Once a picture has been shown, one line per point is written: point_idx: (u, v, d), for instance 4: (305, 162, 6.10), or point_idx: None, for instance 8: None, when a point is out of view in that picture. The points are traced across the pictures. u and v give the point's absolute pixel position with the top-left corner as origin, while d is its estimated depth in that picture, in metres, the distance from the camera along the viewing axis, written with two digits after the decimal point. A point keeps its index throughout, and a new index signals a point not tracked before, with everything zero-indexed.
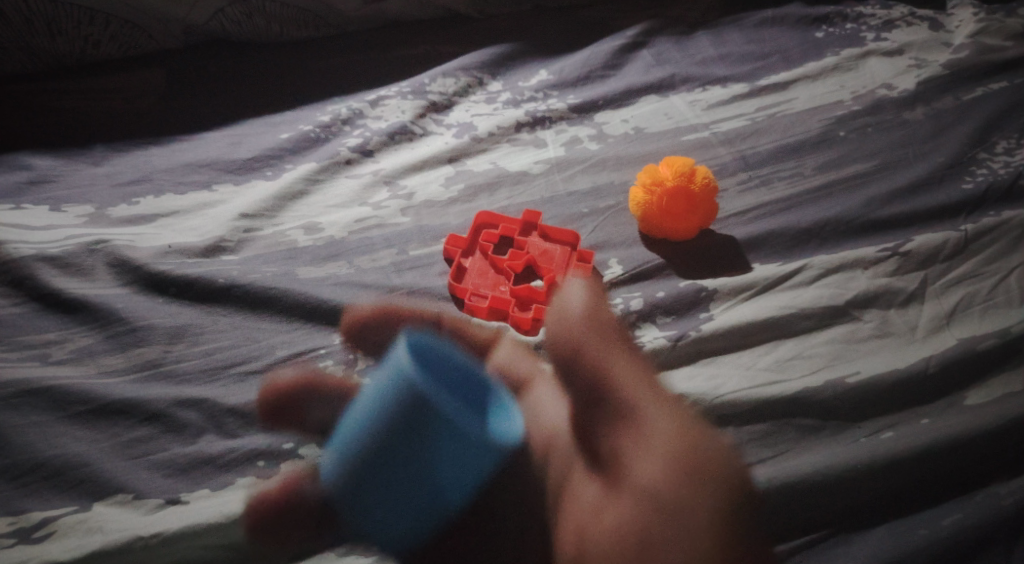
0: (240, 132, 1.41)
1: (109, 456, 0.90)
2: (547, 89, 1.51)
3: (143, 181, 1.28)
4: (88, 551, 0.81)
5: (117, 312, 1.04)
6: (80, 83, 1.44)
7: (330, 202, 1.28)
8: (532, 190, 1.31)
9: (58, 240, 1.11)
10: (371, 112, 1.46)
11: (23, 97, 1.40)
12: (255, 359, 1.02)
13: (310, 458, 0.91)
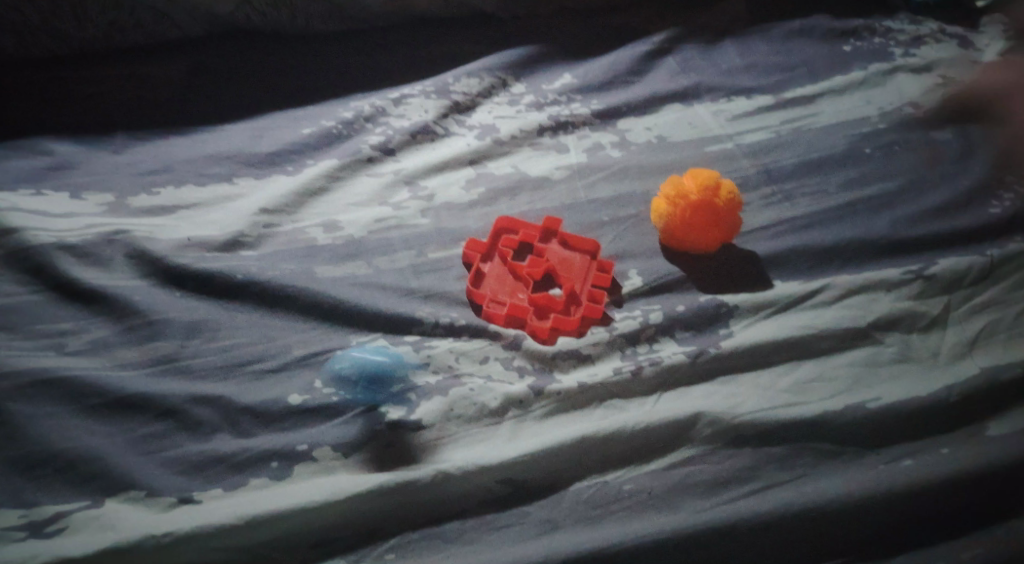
0: (262, 125, 1.40)
1: (122, 451, 0.88)
2: (570, 93, 1.51)
3: (164, 171, 1.28)
4: (98, 547, 0.76)
5: (134, 303, 1.03)
6: (102, 70, 1.44)
7: (350, 199, 1.28)
8: (552, 196, 1.29)
9: (78, 229, 1.11)
10: (393, 111, 1.45)
11: (47, 83, 1.40)
12: (271, 357, 1.00)
13: (324, 462, 0.88)
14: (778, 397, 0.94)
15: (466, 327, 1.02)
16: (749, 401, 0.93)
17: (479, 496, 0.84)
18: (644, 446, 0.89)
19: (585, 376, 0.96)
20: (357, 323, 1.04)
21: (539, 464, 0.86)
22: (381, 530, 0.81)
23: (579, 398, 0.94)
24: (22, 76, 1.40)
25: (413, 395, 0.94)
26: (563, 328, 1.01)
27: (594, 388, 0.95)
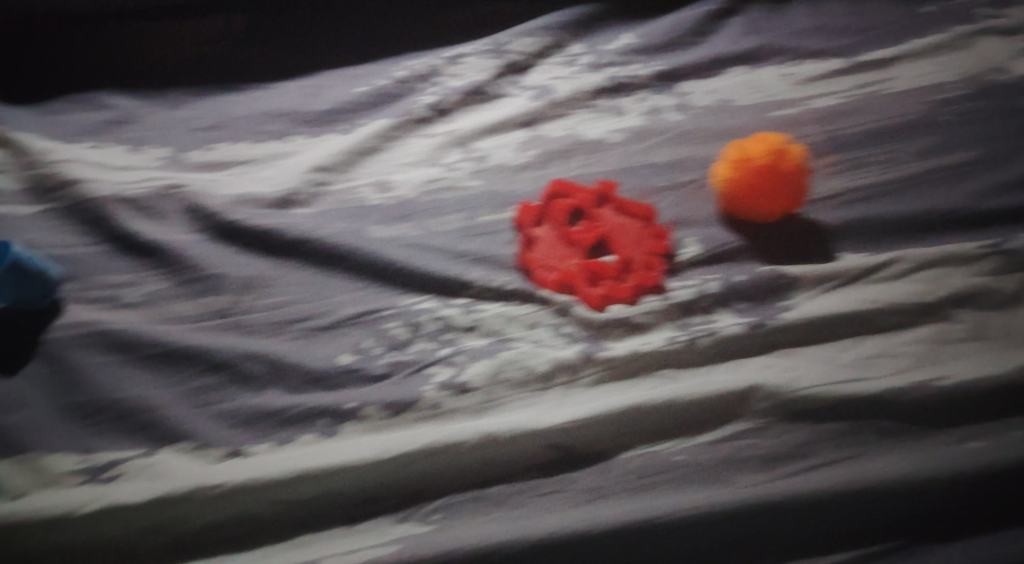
0: (316, 83, 1.39)
1: (176, 402, 0.89)
2: (629, 55, 1.46)
3: (220, 128, 1.28)
4: (153, 495, 0.77)
5: (190, 257, 1.05)
6: (158, 25, 1.43)
7: (401, 160, 1.27)
8: (608, 158, 1.26)
9: (136, 182, 1.13)
10: (448, 70, 1.43)
11: (105, 39, 1.40)
12: (322, 315, 1.01)
13: (371, 420, 0.88)
14: (841, 370, 0.90)
15: (517, 291, 1.01)
16: (810, 375, 0.90)
17: (526, 461, 0.82)
18: (697, 418, 0.86)
19: (638, 344, 0.94)
20: (407, 284, 1.04)
21: (588, 431, 0.84)
22: (426, 491, 0.80)
23: (633, 366, 0.92)
24: (80, 32, 1.40)
25: (459, 357, 0.94)
26: (617, 295, 0.99)
27: (647, 357, 0.92)
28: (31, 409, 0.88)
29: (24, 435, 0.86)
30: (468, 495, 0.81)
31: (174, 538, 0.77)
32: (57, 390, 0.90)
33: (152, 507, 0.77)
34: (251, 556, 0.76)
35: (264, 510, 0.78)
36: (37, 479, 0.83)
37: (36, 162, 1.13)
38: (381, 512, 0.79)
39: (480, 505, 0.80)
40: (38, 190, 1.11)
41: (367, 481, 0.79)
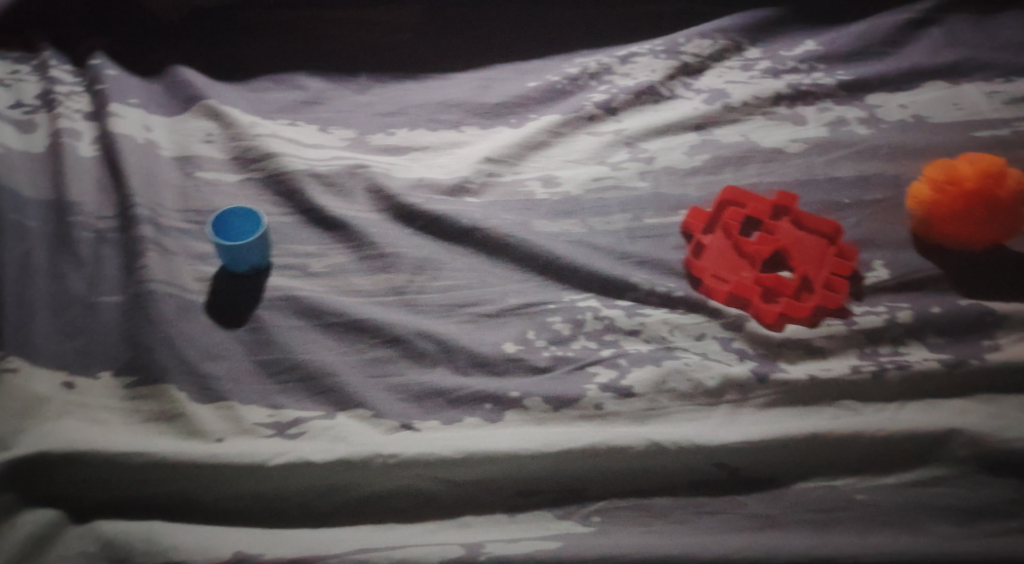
0: (489, 76, 1.42)
1: (352, 371, 0.94)
2: (813, 62, 1.40)
3: (400, 114, 1.34)
4: (334, 456, 0.80)
5: (369, 236, 1.09)
6: (346, 13, 1.50)
7: (568, 156, 1.27)
8: (785, 169, 1.21)
9: (326, 159, 1.20)
10: (619, 69, 1.42)
11: (300, 24, 1.48)
12: (488, 302, 1.03)
13: (535, 411, 0.90)
14: None
15: (684, 300, 0.98)
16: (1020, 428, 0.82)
17: (689, 476, 0.81)
18: (881, 457, 0.82)
19: (817, 369, 0.90)
20: (570, 281, 1.04)
21: (760, 454, 0.81)
22: (585, 491, 0.81)
23: (807, 395, 0.88)
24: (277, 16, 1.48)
25: (622, 359, 0.93)
26: (795, 314, 0.95)
27: (826, 385, 0.88)
28: (230, 359, 0.95)
29: (220, 382, 0.92)
30: (632, 499, 0.81)
31: (348, 501, 0.80)
32: (250, 345, 0.96)
33: (333, 469, 0.80)
34: (414, 529, 0.79)
35: (430, 487, 0.80)
36: (230, 425, 0.88)
37: (241, 134, 1.23)
38: (543, 506, 0.80)
39: (642, 515, 0.80)
40: (241, 160, 1.21)
41: (534, 475, 0.80)
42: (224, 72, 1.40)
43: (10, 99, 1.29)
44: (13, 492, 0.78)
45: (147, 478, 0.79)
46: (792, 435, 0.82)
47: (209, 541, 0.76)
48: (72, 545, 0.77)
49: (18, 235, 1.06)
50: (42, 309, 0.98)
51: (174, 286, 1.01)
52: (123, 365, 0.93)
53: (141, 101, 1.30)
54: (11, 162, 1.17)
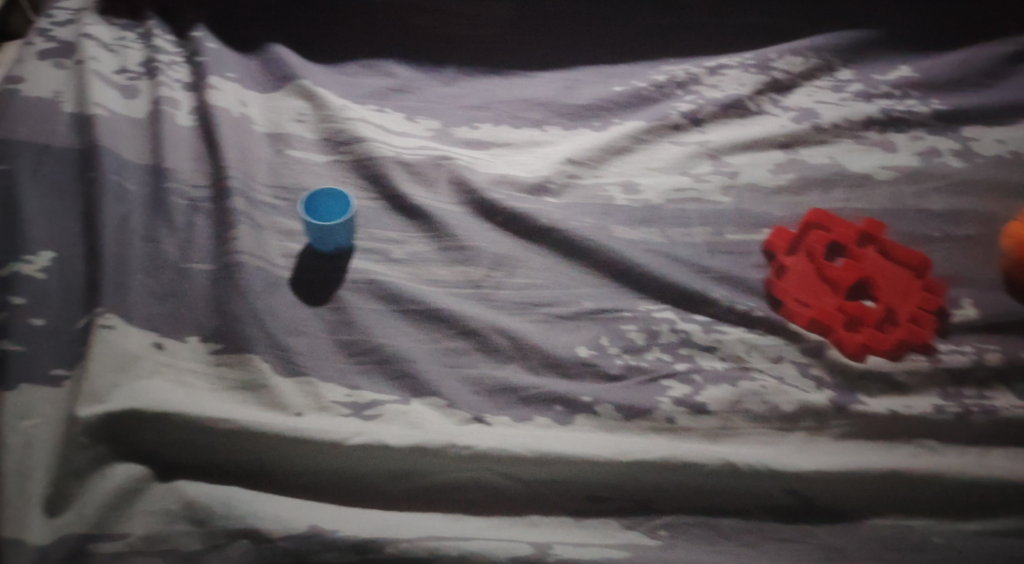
0: (575, 78, 1.42)
1: (428, 358, 0.97)
2: (907, 88, 1.37)
3: (485, 108, 1.35)
4: (410, 442, 0.83)
5: (450, 228, 1.11)
6: (435, 2, 1.50)
7: (650, 163, 1.25)
8: (873, 196, 1.19)
9: (412, 148, 1.22)
10: (708, 80, 1.40)
11: (389, 9, 1.49)
12: (563, 304, 1.03)
13: (603, 419, 0.90)
14: None
15: (762, 319, 0.98)
16: None
17: (760, 500, 0.81)
18: (956, 501, 0.82)
19: (898, 405, 0.90)
20: (646, 291, 1.04)
21: (833, 485, 0.81)
22: (651, 504, 0.82)
23: (889, 428, 0.89)
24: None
25: (697, 376, 0.93)
26: (877, 346, 0.95)
27: (907, 421, 0.89)
28: (311, 336, 0.98)
29: (301, 358, 0.95)
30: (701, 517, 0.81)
31: (417, 487, 0.83)
32: (331, 324, 0.99)
33: (407, 455, 0.83)
34: (483, 522, 0.81)
35: (498, 482, 0.82)
36: (310, 400, 0.91)
37: (332, 117, 1.25)
38: (610, 514, 0.81)
39: (711, 532, 0.80)
40: (330, 142, 1.23)
41: (605, 482, 0.82)
42: (314, 52, 1.43)
43: (114, 64, 1.31)
44: (105, 445, 0.84)
45: (230, 444, 0.84)
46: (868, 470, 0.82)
47: (286, 512, 0.80)
48: (156, 501, 0.82)
49: (117, 196, 1.09)
50: (136, 272, 1.01)
51: (261, 260, 1.03)
52: (211, 332, 0.96)
53: (237, 76, 1.33)
54: (114, 125, 1.20)
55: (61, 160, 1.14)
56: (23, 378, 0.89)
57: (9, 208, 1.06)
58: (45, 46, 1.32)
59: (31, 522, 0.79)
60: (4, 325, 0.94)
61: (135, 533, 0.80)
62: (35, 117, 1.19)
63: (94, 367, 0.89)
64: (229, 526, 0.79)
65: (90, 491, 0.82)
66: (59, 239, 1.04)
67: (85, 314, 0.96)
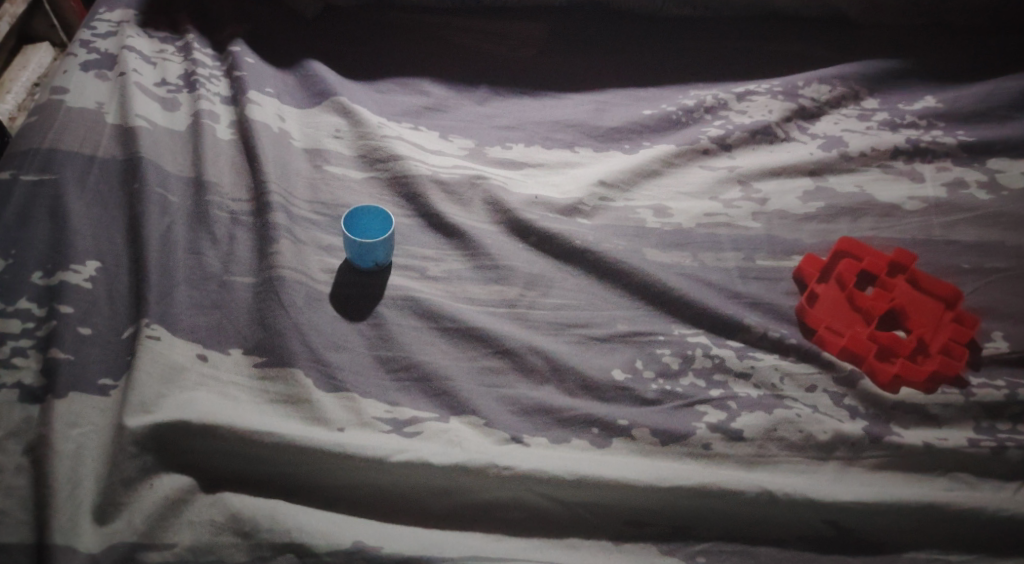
0: (606, 100, 1.43)
1: (465, 377, 0.98)
2: (933, 118, 1.39)
3: (517, 129, 1.36)
4: (453, 460, 0.87)
5: (486, 247, 1.13)
6: (474, 24, 1.53)
7: (681, 187, 1.26)
8: (901, 226, 1.21)
9: (448, 167, 1.24)
10: (736, 106, 1.40)
11: (422, 28, 1.51)
12: (597, 326, 1.06)
13: (640, 443, 0.93)
14: None
15: (796, 347, 1.02)
16: None
17: (800, 530, 0.87)
18: (978, 538, 0.87)
19: (932, 437, 0.94)
20: (680, 315, 1.06)
21: (867, 515, 0.86)
22: (693, 530, 0.87)
23: (924, 460, 0.92)
24: (399, 20, 1.52)
25: (732, 402, 0.97)
26: (909, 378, 0.99)
27: (940, 454, 0.92)
28: (352, 351, 1.00)
29: (343, 373, 0.97)
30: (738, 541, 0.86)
31: (459, 505, 0.87)
32: (371, 340, 1.01)
33: (449, 473, 0.86)
34: (527, 542, 0.85)
35: (540, 503, 0.87)
36: (352, 416, 0.93)
37: (368, 134, 1.26)
38: (650, 539, 0.86)
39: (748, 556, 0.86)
40: (367, 158, 1.24)
41: (646, 509, 0.86)
42: (345, 69, 1.43)
43: (154, 76, 1.29)
44: (152, 455, 0.87)
45: (275, 458, 0.87)
46: (900, 505, 0.86)
47: (330, 527, 0.84)
48: (201, 512, 0.84)
49: (161, 207, 1.10)
50: (180, 282, 1.03)
51: (301, 274, 1.05)
52: (254, 346, 0.98)
53: (274, 90, 1.32)
54: (155, 136, 1.18)
55: (107, 171, 1.14)
56: (72, 386, 0.91)
57: (56, 217, 1.06)
58: (87, 56, 1.29)
59: (81, 529, 0.81)
60: (52, 333, 0.95)
61: (181, 543, 0.82)
62: (81, 127, 1.18)
63: (142, 376, 0.91)
64: (273, 539, 0.83)
65: (138, 500, 0.84)
66: (105, 250, 1.05)
67: (131, 324, 0.98)
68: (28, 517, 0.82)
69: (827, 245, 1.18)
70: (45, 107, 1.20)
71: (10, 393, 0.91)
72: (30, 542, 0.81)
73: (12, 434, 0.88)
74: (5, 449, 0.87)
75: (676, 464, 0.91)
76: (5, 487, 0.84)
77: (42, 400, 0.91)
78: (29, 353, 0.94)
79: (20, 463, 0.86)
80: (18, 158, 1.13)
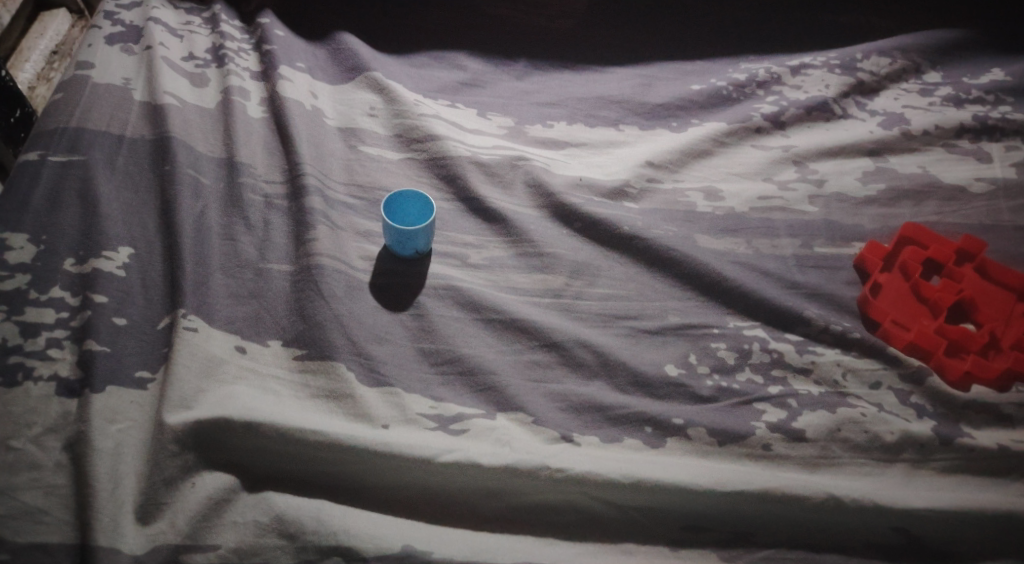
0: (651, 74, 1.36)
1: (512, 371, 0.95)
2: (1000, 93, 1.31)
3: (559, 105, 1.29)
4: (504, 460, 0.85)
5: (529, 234, 1.08)
6: None
7: (732, 168, 1.20)
8: (968, 211, 1.15)
9: (488, 147, 1.18)
10: (790, 80, 1.33)
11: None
12: (648, 318, 1.01)
13: (697, 442, 0.90)
14: None
15: (859, 342, 0.98)
16: None
17: (867, 538, 0.84)
18: None
19: (1006, 439, 0.91)
20: (735, 307, 1.02)
21: (937, 525, 0.84)
22: (754, 536, 0.85)
23: (997, 463, 0.89)
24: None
25: (792, 400, 0.94)
26: (981, 375, 0.96)
27: (1014, 457, 0.90)
28: (394, 343, 0.96)
29: (386, 366, 0.94)
30: (799, 549, 0.84)
31: (510, 507, 0.86)
32: (413, 331, 0.98)
33: (499, 474, 0.85)
34: (580, 546, 0.84)
35: (592, 505, 0.86)
36: (396, 412, 0.90)
37: (405, 112, 1.20)
38: (707, 546, 0.84)
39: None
40: (404, 138, 1.19)
41: (703, 515, 0.85)
42: (375, 40, 1.36)
43: (181, 50, 1.23)
44: (194, 453, 0.85)
45: (320, 457, 0.85)
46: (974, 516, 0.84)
47: (377, 530, 0.82)
48: (245, 513, 0.83)
49: (194, 191, 1.05)
50: (216, 270, 0.99)
51: (340, 261, 1.01)
52: (293, 337, 0.95)
53: (306, 66, 1.25)
54: (185, 115, 1.13)
55: (136, 151, 1.09)
56: (109, 380, 0.88)
57: (87, 201, 1.02)
58: (112, 30, 1.24)
59: (124, 530, 0.80)
60: (87, 324, 0.92)
61: (225, 544, 0.81)
62: (109, 105, 1.13)
63: (180, 370, 0.88)
64: (320, 542, 0.81)
65: (181, 499, 0.83)
66: (138, 235, 1.01)
67: (167, 314, 0.95)
68: (70, 516, 0.81)
69: (888, 231, 1.12)
70: (71, 82, 1.15)
71: (46, 386, 0.88)
72: (74, 542, 0.80)
73: (51, 430, 0.86)
74: (43, 446, 0.85)
75: (735, 466, 0.88)
76: (45, 486, 0.83)
77: (79, 393, 0.88)
78: (65, 344, 0.91)
79: (59, 460, 0.84)
80: (45, 139, 1.08)
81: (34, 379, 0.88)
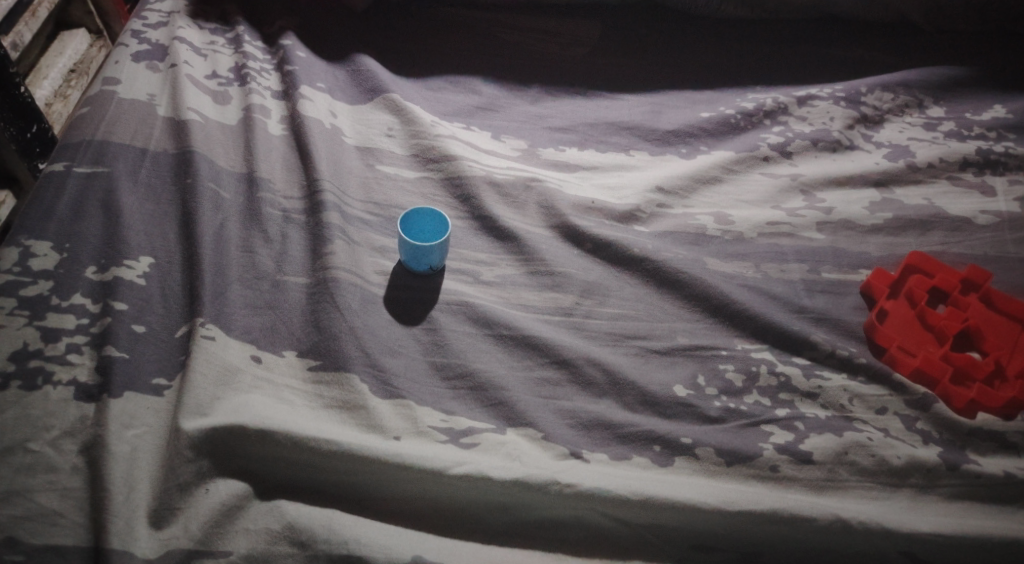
0: (661, 101, 1.39)
1: (522, 387, 0.96)
2: (1004, 128, 1.33)
3: (572, 130, 1.31)
4: (514, 475, 0.86)
5: (540, 253, 1.10)
6: (524, 21, 1.49)
7: (741, 195, 1.22)
8: (973, 241, 1.17)
9: (502, 168, 1.20)
10: (796, 110, 1.35)
11: (469, 23, 1.48)
12: (657, 338, 1.03)
13: (704, 462, 0.91)
14: None
15: (866, 367, 1.00)
16: None
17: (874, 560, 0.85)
18: None
19: (1011, 466, 0.92)
20: (743, 329, 1.03)
21: (946, 551, 0.85)
22: (761, 556, 0.86)
23: (1004, 490, 0.90)
24: (448, 16, 1.48)
25: (799, 423, 0.95)
26: (986, 403, 0.97)
27: (1021, 484, 0.90)
28: (407, 357, 0.98)
29: (398, 379, 0.95)
30: None
31: (518, 521, 0.87)
32: (425, 346, 0.99)
33: (510, 489, 0.86)
34: (588, 562, 0.85)
35: (601, 522, 0.86)
36: (407, 424, 0.92)
37: (421, 132, 1.23)
38: None
39: None
40: (420, 158, 1.21)
41: (710, 535, 0.86)
42: (392, 63, 1.39)
43: (205, 68, 1.26)
44: (208, 460, 0.86)
45: (333, 466, 0.87)
46: (984, 542, 0.85)
47: (387, 540, 0.83)
48: (258, 520, 0.84)
49: (214, 204, 1.08)
50: (233, 281, 1.01)
51: (355, 275, 1.03)
52: (308, 348, 0.97)
53: (326, 86, 1.28)
54: (207, 130, 1.16)
55: (159, 164, 1.12)
56: (127, 386, 0.90)
57: (109, 212, 1.04)
58: (138, 47, 1.27)
59: (137, 534, 0.81)
60: (107, 330, 0.93)
61: (237, 551, 0.82)
62: (133, 119, 1.16)
63: (197, 378, 0.90)
64: (331, 550, 0.82)
65: (194, 505, 0.84)
66: (158, 246, 1.03)
67: (185, 322, 0.96)
68: (84, 520, 0.82)
69: (893, 260, 1.14)
70: (97, 97, 1.18)
71: (65, 390, 0.89)
72: (87, 545, 0.81)
73: (68, 433, 0.87)
74: (60, 449, 0.86)
75: (742, 487, 0.89)
76: (61, 488, 0.84)
77: (96, 398, 0.89)
78: (84, 350, 0.93)
79: (75, 463, 0.85)
80: (71, 151, 1.11)
81: (53, 383, 0.90)
